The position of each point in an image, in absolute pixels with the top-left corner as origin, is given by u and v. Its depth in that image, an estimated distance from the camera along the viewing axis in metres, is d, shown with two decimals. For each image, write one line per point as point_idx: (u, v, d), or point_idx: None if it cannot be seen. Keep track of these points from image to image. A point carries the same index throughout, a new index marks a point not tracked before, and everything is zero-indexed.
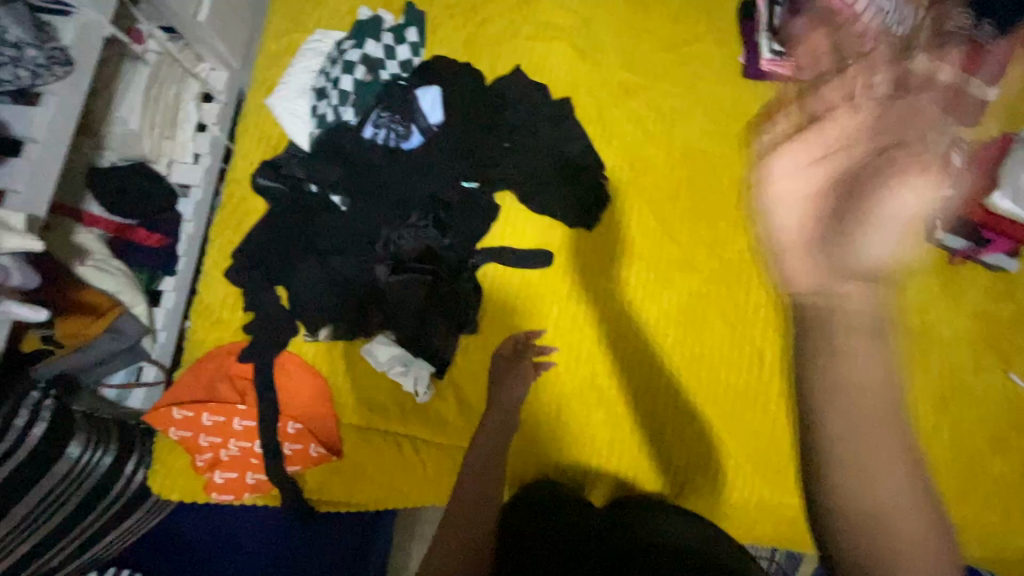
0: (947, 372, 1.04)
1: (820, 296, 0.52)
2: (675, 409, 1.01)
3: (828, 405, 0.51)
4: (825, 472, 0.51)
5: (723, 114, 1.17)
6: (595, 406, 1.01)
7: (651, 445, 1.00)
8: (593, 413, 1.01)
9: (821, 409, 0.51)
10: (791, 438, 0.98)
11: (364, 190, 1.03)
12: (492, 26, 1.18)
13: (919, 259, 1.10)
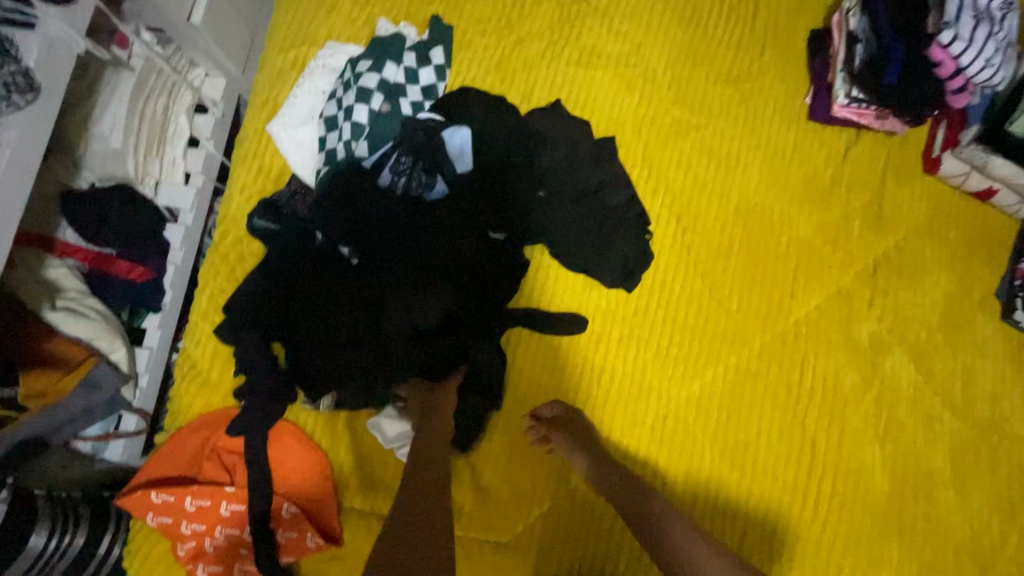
0: (1017, 474, 0.94)
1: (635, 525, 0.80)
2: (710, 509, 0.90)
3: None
4: None
5: (784, 164, 1.05)
6: None
7: None
8: None
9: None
10: (837, 547, 0.89)
11: (375, 239, 0.89)
12: (528, 48, 1.04)
13: (992, 342, 0.99)
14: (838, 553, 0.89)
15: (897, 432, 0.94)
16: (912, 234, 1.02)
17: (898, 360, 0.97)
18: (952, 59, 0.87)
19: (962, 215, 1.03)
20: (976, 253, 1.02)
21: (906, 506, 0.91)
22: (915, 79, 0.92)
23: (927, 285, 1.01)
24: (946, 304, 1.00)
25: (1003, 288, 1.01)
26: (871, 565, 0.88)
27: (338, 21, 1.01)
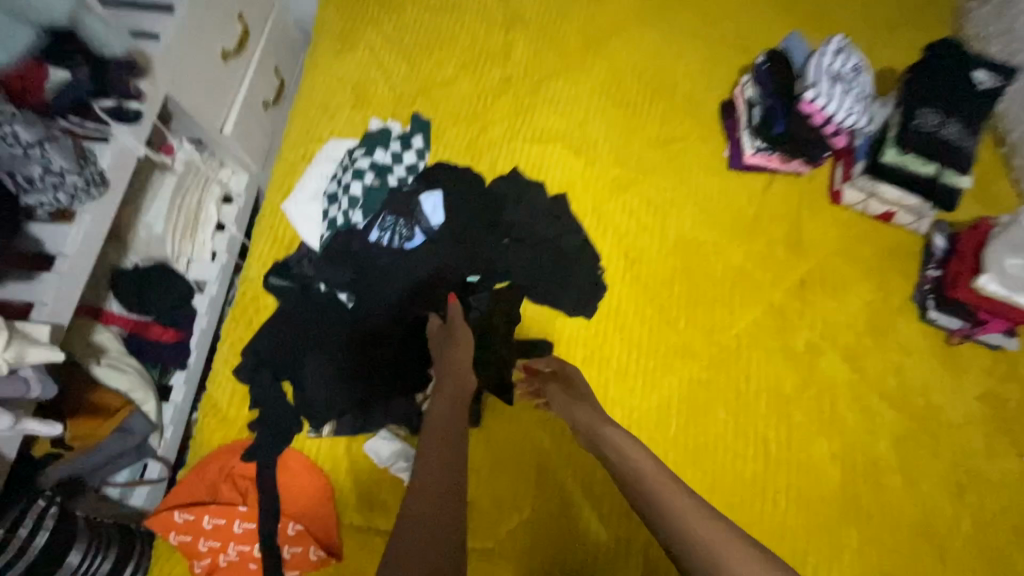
0: (959, 458, 1.02)
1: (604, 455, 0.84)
2: None
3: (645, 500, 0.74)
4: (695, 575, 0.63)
5: (713, 204, 1.24)
6: (600, 500, 0.98)
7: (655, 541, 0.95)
8: (600, 504, 0.97)
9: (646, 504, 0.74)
10: (800, 532, 0.95)
11: (370, 285, 1.08)
12: (492, 132, 1.28)
13: (918, 340, 1.11)
14: (801, 538, 0.95)
15: (840, 425, 1.04)
16: (831, 254, 1.19)
17: (833, 362, 1.09)
18: (820, 111, 1.12)
19: (872, 235, 1.20)
20: (889, 265, 1.18)
21: (858, 492, 0.99)
22: (795, 129, 1.16)
23: (850, 295, 1.15)
24: (869, 310, 1.14)
25: (917, 294, 1.14)
26: (832, 548, 0.95)
27: (340, 123, 1.28)
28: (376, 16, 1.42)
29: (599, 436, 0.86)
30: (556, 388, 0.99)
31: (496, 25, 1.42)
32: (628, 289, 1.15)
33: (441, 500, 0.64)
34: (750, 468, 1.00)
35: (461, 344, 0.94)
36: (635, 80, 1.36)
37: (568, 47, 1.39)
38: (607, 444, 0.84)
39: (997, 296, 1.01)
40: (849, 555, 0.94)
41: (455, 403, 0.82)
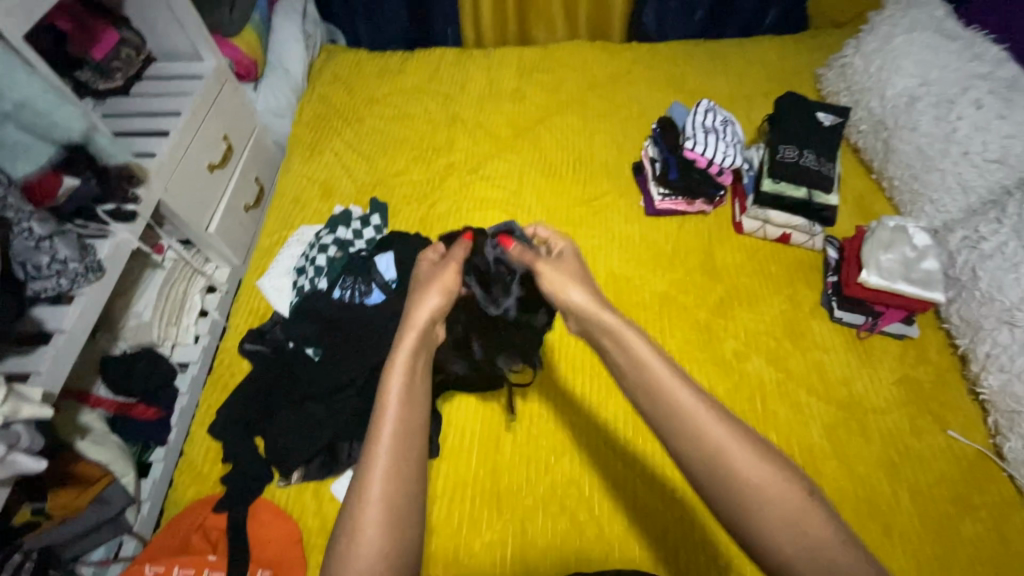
0: (888, 438, 1.09)
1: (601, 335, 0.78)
2: (636, 512, 1.03)
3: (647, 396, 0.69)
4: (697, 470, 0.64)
5: (635, 244, 1.42)
6: (559, 516, 1.03)
7: (618, 546, 1.00)
8: (558, 520, 1.03)
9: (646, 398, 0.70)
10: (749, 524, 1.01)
11: (333, 340, 1.20)
12: (440, 207, 1.50)
13: (831, 338, 1.24)
14: None
15: (774, 420, 1.12)
16: (742, 273, 1.35)
17: (759, 364, 1.20)
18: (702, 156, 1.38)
19: (775, 255, 1.37)
20: (795, 278, 1.33)
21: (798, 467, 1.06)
22: (689, 174, 1.39)
23: (765, 305, 1.29)
24: (784, 317, 1.27)
25: (822, 298, 1.29)
26: None
27: (310, 213, 1.50)
28: (340, 129, 1.71)
29: (599, 324, 0.78)
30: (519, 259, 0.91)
31: (440, 126, 1.70)
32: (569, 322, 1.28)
33: (400, 512, 0.64)
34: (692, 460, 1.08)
35: (433, 295, 0.84)
36: (558, 155, 1.61)
37: (501, 136, 1.67)
38: (607, 330, 0.77)
39: (877, 285, 1.17)
40: None
41: (413, 377, 0.75)
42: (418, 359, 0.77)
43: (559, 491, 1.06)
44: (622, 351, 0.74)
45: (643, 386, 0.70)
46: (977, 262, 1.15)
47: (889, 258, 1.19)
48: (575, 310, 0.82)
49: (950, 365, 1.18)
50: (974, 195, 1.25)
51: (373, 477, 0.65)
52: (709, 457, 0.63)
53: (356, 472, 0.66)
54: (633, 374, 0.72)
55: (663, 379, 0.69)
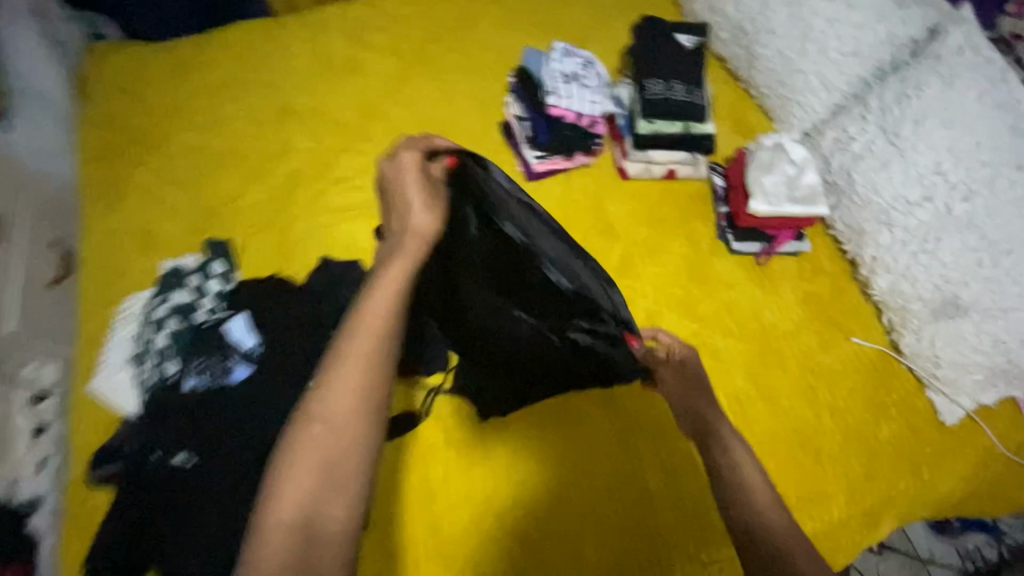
0: (800, 359, 1.13)
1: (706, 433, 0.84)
2: (596, 504, 0.97)
3: (738, 489, 0.74)
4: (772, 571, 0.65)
5: None
6: (505, 543, 0.93)
7: (595, 534, 0.95)
8: (507, 550, 0.93)
9: (736, 489, 0.74)
10: (698, 474, 1.00)
11: (204, 438, 0.97)
12: (295, 233, 1.28)
13: (731, 272, 1.22)
14: (704, 481, 1.00)
15: None
16: (636, 223, 1.27)
17: (673, 319, 1.17)
18: (570, 111, 1.29)
19: (667, 193, 1.30)
20: (690, 214, 1.28)
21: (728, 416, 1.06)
22: (556, 132, 1.30)
23: (665, 254, 1.24)
24: (685, 260, 1.23)
25: (718, 232, 1.25)
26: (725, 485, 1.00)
27: (134, 278, 1.21)
28: (138, 159, 1.37)
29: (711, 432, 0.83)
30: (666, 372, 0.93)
31: (268, 126, 1.42)
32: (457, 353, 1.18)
33: (372, 422, 0.63)
34: None
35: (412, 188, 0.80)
36: (416, 132, 1.40)
37: (343, 124, 1.42)
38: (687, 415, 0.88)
39: (766, 213, 1.13)
40: None
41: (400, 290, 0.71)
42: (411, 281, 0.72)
43: (502, 517, 0.95)
44: (729, 471, 0.77)
45: (729, 474, 0.76)
46: (851, 164, 1.13)
47: (774, 181, 1.15)
48: (703, 431, 0.84)
49: (842, 271, 1.20)
50: (836, 92, 1.22)
51: (337, 381, 0.63)
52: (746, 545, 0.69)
53: (321, 375, 0.64)
54: (723, 460, 0.78)
55: (751, 487, 0.74)
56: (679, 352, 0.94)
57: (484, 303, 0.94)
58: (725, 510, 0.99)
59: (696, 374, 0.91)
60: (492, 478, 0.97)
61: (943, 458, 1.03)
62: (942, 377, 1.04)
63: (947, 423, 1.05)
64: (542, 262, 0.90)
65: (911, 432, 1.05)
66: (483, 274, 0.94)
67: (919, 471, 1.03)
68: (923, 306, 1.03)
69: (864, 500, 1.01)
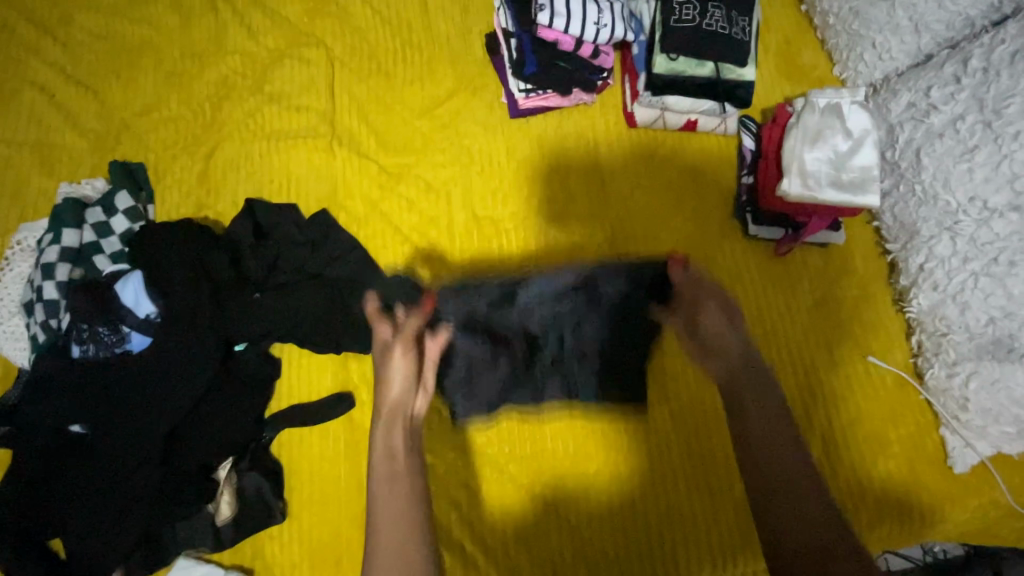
0: (803, 373, 0.96)
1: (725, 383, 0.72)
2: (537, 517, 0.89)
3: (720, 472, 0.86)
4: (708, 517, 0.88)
5: (499, 162, 1.08)
6: None
7: (522, 546, 0.87)
8: None
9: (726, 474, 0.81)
10: (646, 491, 0.91)
11: (99, 410, 0.86)
12: (222, 161, 1.06)
13: (743, 259, 1.01)
14: (653, 498, 0.91)
15: (676, 385, 0.97)
16: (636, 188, 1.05)
17: None
18: (564, 34, 1.04)
19: (679, 151, 1.07)
20: (703, 181, 1.05)
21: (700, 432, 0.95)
22: (546, 60, 1.06)
23: (665, 230, 1.03)
24: (689, 239, 1.02)
25: (734, 210, 1.03)
26: (677, 511, 0.90)
27: (30, 200, 1.01)
28: (22, 54, 1.09)
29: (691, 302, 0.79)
30: (687, 292, 0.80)
31: (199, 16, 1.15)
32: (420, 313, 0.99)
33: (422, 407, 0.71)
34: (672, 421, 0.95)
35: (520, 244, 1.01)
36: (382, 42, 1.14)
37: (292, 22, 1.15)
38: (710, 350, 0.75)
39: (801, 201, 0.89)
40: (689, 505, 0.91)
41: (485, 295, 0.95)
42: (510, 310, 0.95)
43: None
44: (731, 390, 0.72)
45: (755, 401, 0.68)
46: (923, 142, 0.90)
47: (818, 158, 0.90)
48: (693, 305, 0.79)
49: (875, 272, 1.00)
50: (928, 34, 0.95)
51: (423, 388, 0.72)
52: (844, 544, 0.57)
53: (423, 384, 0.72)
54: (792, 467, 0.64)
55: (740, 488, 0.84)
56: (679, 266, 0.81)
57: (525, 330, 0.95)
58: (672, 534, 0.89)
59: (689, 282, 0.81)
60: None
61: (939, 505, 0.89)
62: (965, 422, 0.88)
63: (955, 470, 0.90)
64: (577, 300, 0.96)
65: (910, 473, 0.91)
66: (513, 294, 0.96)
67: (908, 518, 0.88)
68: (967, 338, 0.86)
69: None
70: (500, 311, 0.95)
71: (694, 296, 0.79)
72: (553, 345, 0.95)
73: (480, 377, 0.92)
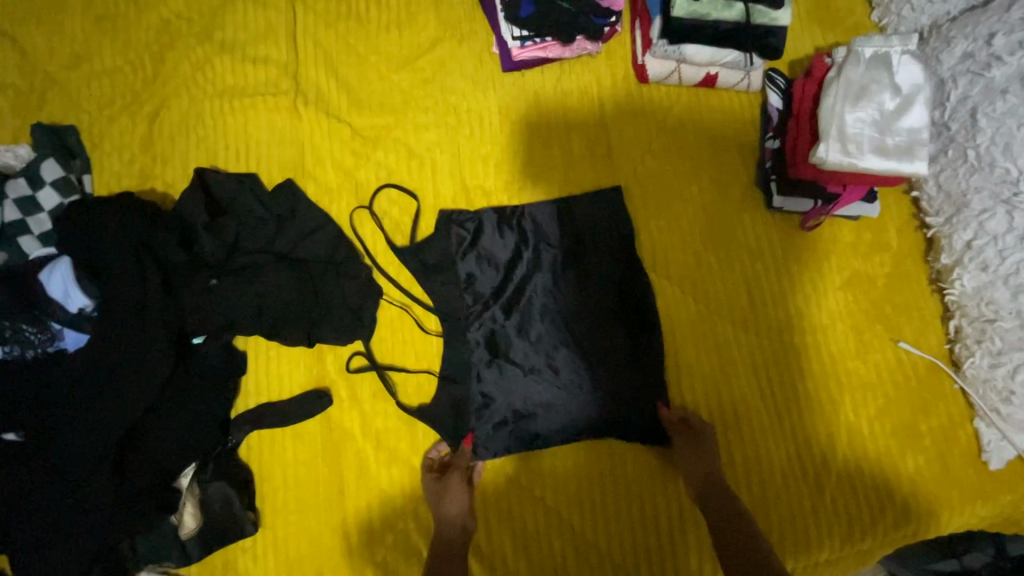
0: (829, 362, 0.87)
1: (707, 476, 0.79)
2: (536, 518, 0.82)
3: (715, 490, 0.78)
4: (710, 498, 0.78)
5: (491, 124, 0.94)
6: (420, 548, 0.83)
7: (520, 553, 0.81)
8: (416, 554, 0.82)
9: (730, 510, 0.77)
10: (657, 490, 0.83)
11: (34, 416, 0.75)
12: (169, 123, 0.91)
13: (765, 234, 0.90)
14: (665, 498, 0.83)
15: (689, 376, 0.86)
16: (647, 155, 0.93)
17: (675, 296, 0.89)
18: None
19: (695, 112, 0.94)
20: (722, 147, 0.93)
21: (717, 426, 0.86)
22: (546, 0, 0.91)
23: (679, 204, 0.91)
24: (706, 213, 0.91)
25: (758, 177, 0.91)
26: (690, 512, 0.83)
27: None
28: None
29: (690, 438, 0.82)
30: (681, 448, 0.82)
31: None
32: (419, 326, 0.88)
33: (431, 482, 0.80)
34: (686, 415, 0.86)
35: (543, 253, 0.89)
36: None
37: None
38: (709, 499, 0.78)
39: (839, 169, 0.78)
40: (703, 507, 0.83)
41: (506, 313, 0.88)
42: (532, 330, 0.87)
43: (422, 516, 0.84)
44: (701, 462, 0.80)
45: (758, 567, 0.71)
46: (980, 100, 0.79)
47: (861, 118, 0.77)
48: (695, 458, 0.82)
49: (909, 248, 0.90)
50: None
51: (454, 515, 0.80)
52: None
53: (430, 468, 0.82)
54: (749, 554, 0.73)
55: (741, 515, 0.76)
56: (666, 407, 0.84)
57: (498, 263, 0.89)
58: (685, 536, 0.82)
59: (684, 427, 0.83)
60: (409, 474, 0.85)
61: (970, 502, 0.83)
62: (1007, 415, 0.81)
63: (989, 466, 0.83)
64: (573, 276, 0.89)
65: (941, 468, 0.84)
66: (510, 239, 0.90)
67: (937, 517, 0.82)
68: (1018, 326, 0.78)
69: (863, 543, 0.81)
70: (465, 246, 0.89)
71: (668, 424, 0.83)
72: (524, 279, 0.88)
73: (507, 396, 0.86)
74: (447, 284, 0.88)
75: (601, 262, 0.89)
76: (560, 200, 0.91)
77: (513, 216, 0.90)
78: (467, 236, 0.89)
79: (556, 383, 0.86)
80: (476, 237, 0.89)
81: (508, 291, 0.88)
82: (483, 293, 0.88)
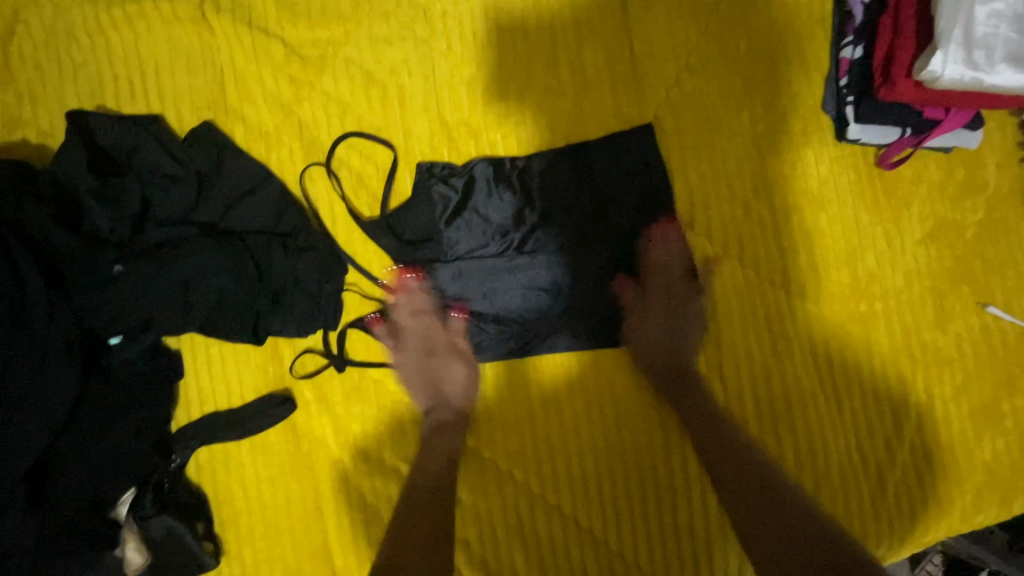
0: (901, 331, 0.71)
1: (672, 335, 0.68)
2: (553, 532, 0.67)
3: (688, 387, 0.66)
4: (692, 396, 0.65)
5: (476, 36, 0.70)
6: None
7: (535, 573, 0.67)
8: None
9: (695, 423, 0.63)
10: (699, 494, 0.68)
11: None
12: (32, 46, 0.66)
13: (831, 174, 0.71)
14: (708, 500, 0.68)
15: (733, 357, 0.70)
16: (683, 74, 0.71)
17: (717, 260, 0.70)
18: None
19: (745, 14, 0.71)
20: (781, 59, 0.71)
21: (768, 412, 0.69)
22: None
23: (724, 137, 0.71)
24: (759, 147, 0.71)
25: (827, 99, 0.70)
26: None
27: None
28: None
29: (660, 278, 0.70)
30: (654, 293, 0.70)
31: None
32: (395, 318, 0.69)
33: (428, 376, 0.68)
34: (731, 400, 0.69)
35: (551, 214, 0.69)
36: None
37: None
38: (702, 430, 0.62)
39: (955, 87, 0.60)
40: None
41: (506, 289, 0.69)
42: (538, 309, 0.69)
43: None
44: (676, 318, 0.69)
45: (735, 451, 0.59)
46: None
47: (997, 11, 0.59)
48: (651, 295, 0.70)
49: (1007, 188, 0.73)
50: None
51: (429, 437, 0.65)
52: (774, 488, 0.56)
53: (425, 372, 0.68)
54: (751, 481, 0.56)
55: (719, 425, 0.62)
56: (664, 238, 0.69)
57: (494, 229, 0.69)
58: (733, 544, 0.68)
59: (654, 270, 0.70)
60: (395, 487, 0.69)
61: None
62: None
63: None
64: (588, 241, 0.70)
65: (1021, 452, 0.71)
66: (510, 195, 0.69)
67: (1013, 503, 0.71)
68: None
69: (931, 537, 0.70)
70: (452, 208, 0.69)
71: (648, 261, 0.70)
72: (529, 247, 0.69)
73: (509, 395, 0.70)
74: (428, 258, 0.69)
75: (627, 221, 0.70)
76: (573, 147, 0.70)
77: (514, 171, 0.69)
78: (454, 196, 0.69)
79: (568, 382, 0.70)
80: (467, 195, 0.69)
81: (507, 262, 0.69)
82: (476, 269, 0.69)
